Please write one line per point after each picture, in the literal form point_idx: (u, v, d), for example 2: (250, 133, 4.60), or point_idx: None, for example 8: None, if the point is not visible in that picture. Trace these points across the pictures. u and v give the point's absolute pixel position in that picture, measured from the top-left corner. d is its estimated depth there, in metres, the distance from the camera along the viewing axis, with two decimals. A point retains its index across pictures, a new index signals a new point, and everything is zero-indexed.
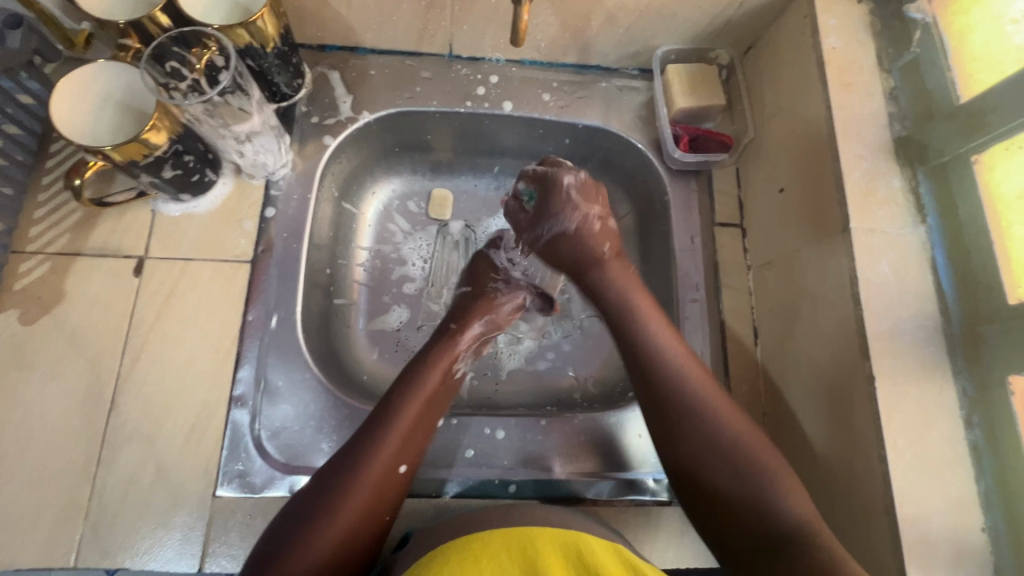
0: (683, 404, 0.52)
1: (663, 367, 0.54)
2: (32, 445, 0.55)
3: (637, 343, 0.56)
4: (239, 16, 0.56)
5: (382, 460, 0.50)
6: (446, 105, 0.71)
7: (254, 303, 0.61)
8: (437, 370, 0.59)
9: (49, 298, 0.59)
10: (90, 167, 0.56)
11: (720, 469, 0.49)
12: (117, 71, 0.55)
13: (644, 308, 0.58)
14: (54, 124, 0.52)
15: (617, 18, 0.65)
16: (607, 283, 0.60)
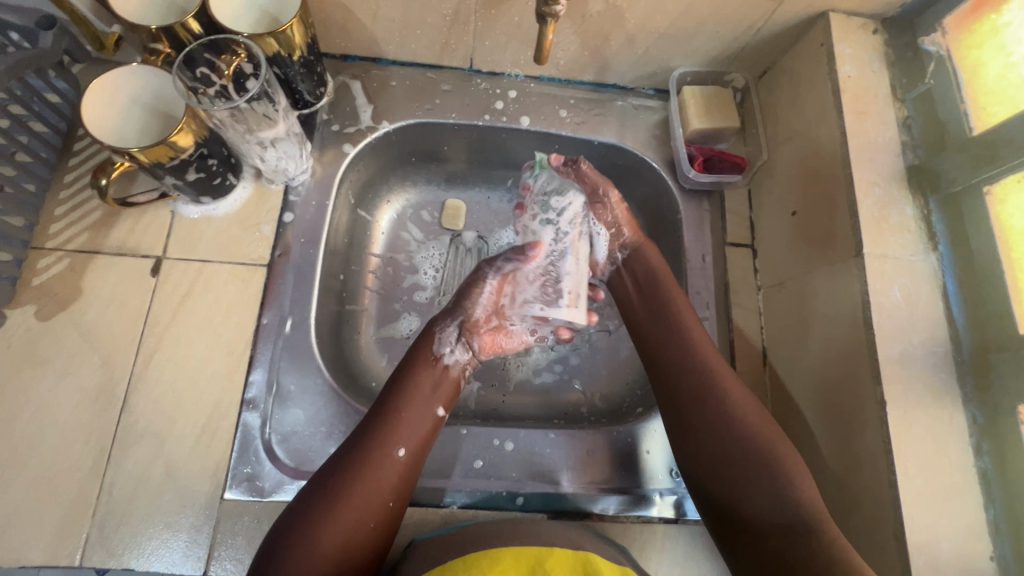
0: (702, 371, 0.56)
1: (687, 344, 0.58)
2: (43, 441, 0.55)
3: (672, 325, 0.60)
4: (267, 25, 0.58)
5: (379, 447, 0.51)
6: (464, 117, 0.72)
7: (269, 307, 0.62)
8: (431, 364, 0.59)
9: (66, 295, 0.59)
10: (116, 168, 0.56)
11: (737, 436, 0.52)
12: (150, 75, 0.55)
13: (677, 297, 0.62)
14: (84, 123, 0.53)
15: (637, 40, 0.67)
16: (651, 268, 0.65)
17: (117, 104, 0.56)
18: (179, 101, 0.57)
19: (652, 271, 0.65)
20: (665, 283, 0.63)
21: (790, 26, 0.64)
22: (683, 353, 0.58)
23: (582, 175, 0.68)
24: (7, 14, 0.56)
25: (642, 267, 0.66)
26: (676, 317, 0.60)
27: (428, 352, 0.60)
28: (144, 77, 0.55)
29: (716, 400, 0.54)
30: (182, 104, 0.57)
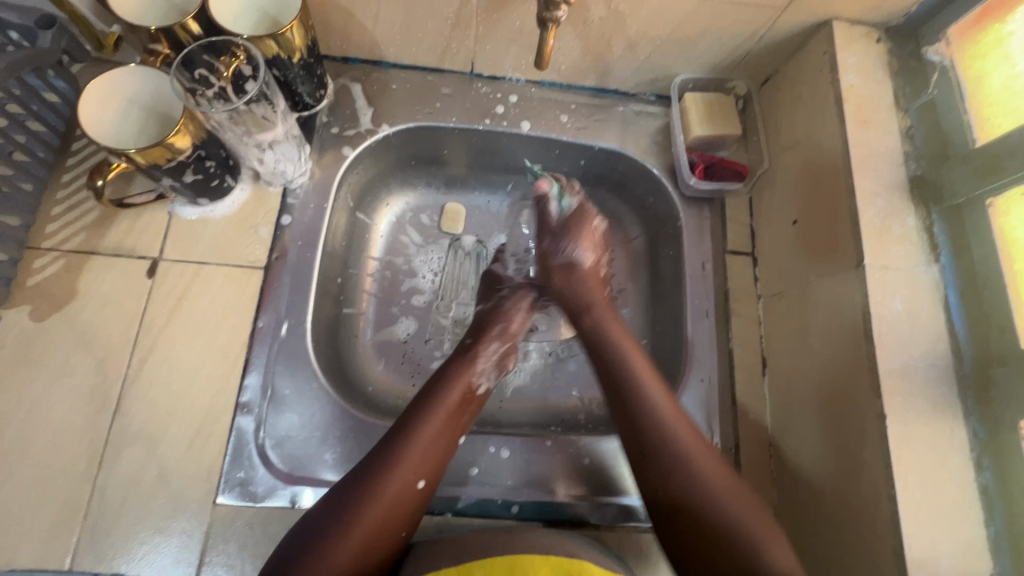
0: (669, 449, 0.52)
1: (656, 418, 0.54)
2: (35, 442, 0.54)
3: (632, 394, 0.56)
4: (268, 26, 0.58)
5: (402, 476, 0.50)
6: (464, 121, 0.72)
7: (265, 310, 0.61)
8: (456, 389, 0.58)
9: (62, 295, 0.59)
10: (113, 168, 0.55)
11: (711, 515, 0.48)
12: (146, 76, 0.55)
13: (641, 369, 0.58)
14: (81, 123, 0.53)
15: (638, 45, 0.66)
16: (602, 331, 0.62)
17: (113, 104, 0.55)
18: (177, 102, 0.56)
19: (602, 337, 0.62)
20: (624, 348, 0.60)
21: (793, 33, 0.64)
22: (648, 428, 0.53)
23: (546, 216, 0.70)
24: (7, 13, 0.56)
25: (595, 329, 0.62)
26: (637, 395, 0.55)
27: (458, 376, 0.59)
28: (138, 75, 0.55)
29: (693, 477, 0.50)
30: (180, 105, 0.57)
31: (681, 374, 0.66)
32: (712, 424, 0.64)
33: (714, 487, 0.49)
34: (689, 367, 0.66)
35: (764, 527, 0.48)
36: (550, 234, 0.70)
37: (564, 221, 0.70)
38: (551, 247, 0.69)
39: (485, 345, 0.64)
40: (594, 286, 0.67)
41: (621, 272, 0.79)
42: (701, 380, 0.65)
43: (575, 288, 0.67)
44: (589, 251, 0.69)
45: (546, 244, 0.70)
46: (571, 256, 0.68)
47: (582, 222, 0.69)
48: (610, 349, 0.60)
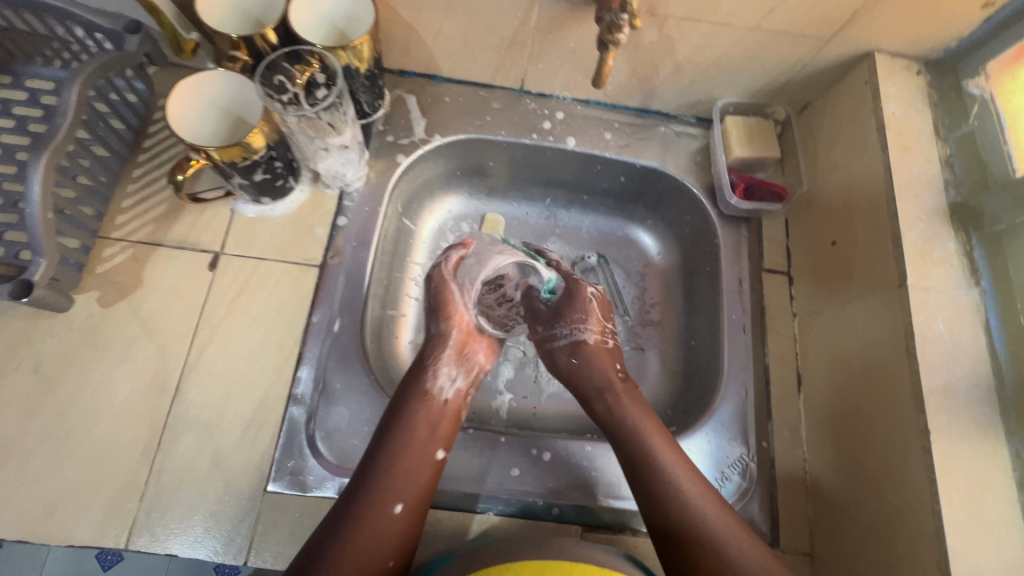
0: (694, 532, 0.53)
1: (682, 502, 0.55)
2: (98, 423, 0.57)
3: (648, 466, 0.57)
4: (335, 40, 0.62)
5: (375, 506, 0.52)
6: (513, 135, 0.75)
7: (320, 305, 0.64)
8: (419, 411, 0.58)
9: (128, 283, 0.62)
10: (193, 164, 0.57)
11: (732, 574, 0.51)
12: (228, 81, 0.59)
13: (660, 447, 0.58)
14: (168, 119, 0.56)
15: (685, 69, 0.69)
16: (618, 413, 0.61)
17: (207, 126, 0.60)
18: (254, 106, 0.60)
19: (619, 416, 0.61)
20: (643, 428, 0.59)
21: (834, 64, 0.66)
22: (666, 490, 0.55)
23: (537, 306, 0.71)
24: (98, 18, 0.60)
25: (608, 409, 0.62)
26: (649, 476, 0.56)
27: (423, 394, 0.59)
28: (210, 84, 0.58)
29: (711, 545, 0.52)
30: (254, 109, 0.60)
31: (715, 388, 0.68)
32: (748, 437, 0.65)
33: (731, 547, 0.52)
34: (724, 381, 0.67)
35: None
36: (544, 322, 0.69)
37: (558, 304, 0.69)
38: (548, 334, 0.68)
39: (439, 351, 0.62)
40: (608, 361, 0.65)
41: (655, 288, 0.82)
42: (736, 394, 0.66)
43: (587, 369, 0.65)
44: (594, 328, 0.67)
45: (542, 332, 0.69)
46: (573, 338, 0.66)
47: (575, 306, 0.67)
48: (631, 428, 0.59)
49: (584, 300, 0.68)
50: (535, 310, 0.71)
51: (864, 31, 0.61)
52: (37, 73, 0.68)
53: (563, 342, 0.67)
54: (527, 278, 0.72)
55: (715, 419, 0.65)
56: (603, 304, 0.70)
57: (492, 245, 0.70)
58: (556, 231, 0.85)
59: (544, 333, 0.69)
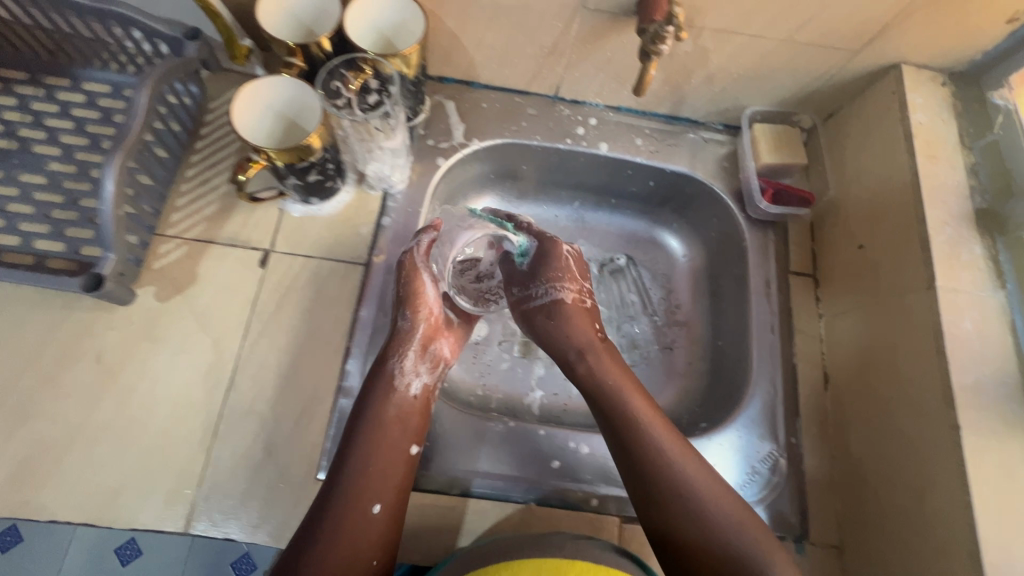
0: (669, 483, 0.55)
1: (659, 455, 0.56)
2: (157, 413, 0.59)
3: (623, 421, 0.59)
4: (381, 47, 0.66)
5: (350, 508, 0.52)
6: (547, 140, 0.77)
7: (365, 301, 0.66)
8: (387, 403, 0.58)
9: (183, 279, 0.64)
10: (254, 165, 0.59)
11: (708, 528, 0.53)
12: (292, 87, 0.61)
13: (637, 403, 0.60)
14: (233, 118, 0.59)
15: (716, 78, 0.72)
16: (596, 370, 0.63)
17: (263, 133, 0.62)
18: (312, 112, 0.62)
19: (597, 372, 0.63)
20: (619, 384, 0.61)
21: (861, 74, 0.69)
22: (646, 464, 0.56)
23: (513, 270, 0.71)
24: (159, 25, 0.63)
25: (587, 367, 0.63)
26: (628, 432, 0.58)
27: (393, 383, 0.59)
28: (265, 92, 0.61)
29: (692, 517, 0.53)
30: (313, 115, 0.62)
31: (744, 386, 0.70)
32: (778, 433, 0.67)
33: (713, 511, 0.54)
34: (753, 379, 0.69)
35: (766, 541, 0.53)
36: (519, 283, 0.70)
37: (532, 264, 0.70)
38: (525, 295, 0.69)
39: (404, 344, 0.61)
40: (584, 322, 0.67)
41: (682, 290, 0.85)
42: (765, 392, 0.69)
43: (565, 327, 0.66)
44: (569, 286, 0.68)
45: (519, 294, 0.70)
46: (549, 297, 0.67)
47: (549, 266, 0.68)
48: (608, 385, 0.61)
49: (561, 260, 0.69)
50: (509, 274, 0.72)
51: (893, 43, 0.63)
52: (97, 77, 0.71)
53: (541, 301, 0.68)
54: (499, 245, 0.74)
55: (745, 416, 0.67)
56: (577, 263, 0.72)
57: (461, 220, 0.75)
58: (585, 233, 0.87)
59: (520, 295, 0.70)
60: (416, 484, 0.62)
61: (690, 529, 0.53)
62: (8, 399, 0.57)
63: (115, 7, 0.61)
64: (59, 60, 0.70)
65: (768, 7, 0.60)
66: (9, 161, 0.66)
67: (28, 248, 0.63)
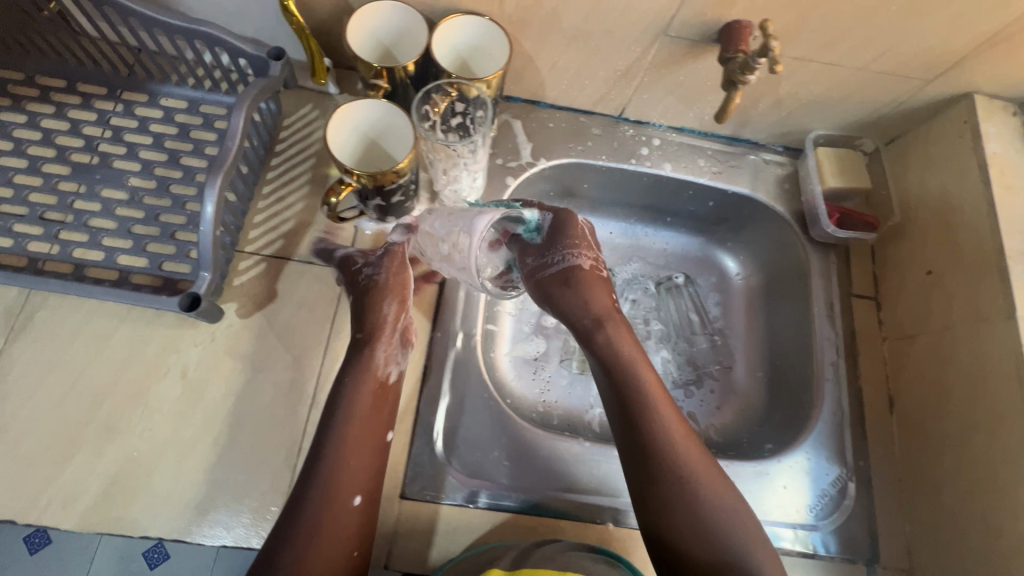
0: (671, 472, 0.55)
1: (665, 441, 0.57)
2: (243, 429, 0.60)
3: (634, 400, 0.59)
4: (459, 68, 0.67)
5: (327, 505, 0.51)
6: (613, 160, 0.78)
7: (441, 322, 0.68)
8: (361, 395, 0.57)
9: (263, 296, 0.65)
10: (344, 188, 0.60)
11: (702, 520, 0.53)
12: (379, 108, 0.63)
13: (651, 383, 0.60)
14: (328, 141, 0.61)
15: (785, 103, 0.73)
16: (612, 345, 0.62)
17: (353, 155, 0.65)
18: (396, 132, 0.64)
19: (613, 347, 0.62)
20: (633, 362, 0.61)
21: (931, 102, 0.70)
22: (649, 445, 0.56)
23: (524, 246, 0.67)
24: (245, 45, 0.64)
25: (602, 340, 0.62)
26: (642, 413, 0.58)
27: (364, 369, 0.58)
28: (351, 116, 0.63)
29: (687, 500, 0.54)
30: (396, 136, 0.64)
31: (811, 408, 0.71)
32: (846, 456, 0.68)
33: (706, 494, 0.54)
34: (820, 402, 0.70)
35: (756, 542, 0.54)
36: (534, 253, 0.66)
37: (547, 235, 0.66)
38: (540, 263, 0.65)
39: (376, 332, 0.60)
40: (603, 293, 0.65)
41: (736, 307, 0.85)
42: (832, 414, 0.69)
43: (583, 297, 0.64)
44: (587, 254, 0.66)
45: (533, 263, 0.66)
46: (567, 264, 0.64)
47: (564, 235, 0.65)
48: (621, 361, 0.61)
49: (578, 230, 0.67)
50: (520, 249, 0.67)
51: (968, 74, 0.64)
52: (174, 93, 0.72)
53: (557, 270, 0.64)
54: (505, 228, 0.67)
55: (813, 438, 0.68)
56: (593, 235, 0.70)
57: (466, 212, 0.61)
58: (639, 251, 0.88)
59: (535, 265, 0.66)
60: (494, 504, 0.61)
61: (683, 522, 0.53)
62: (99, 414, 0.59)
63: (202, 27, 0.63)
64: (140, 77, 0.72)
65: (851, 36, 0.60)
66: (91, 176, 0.67)
67: (112, 263, 0.63)
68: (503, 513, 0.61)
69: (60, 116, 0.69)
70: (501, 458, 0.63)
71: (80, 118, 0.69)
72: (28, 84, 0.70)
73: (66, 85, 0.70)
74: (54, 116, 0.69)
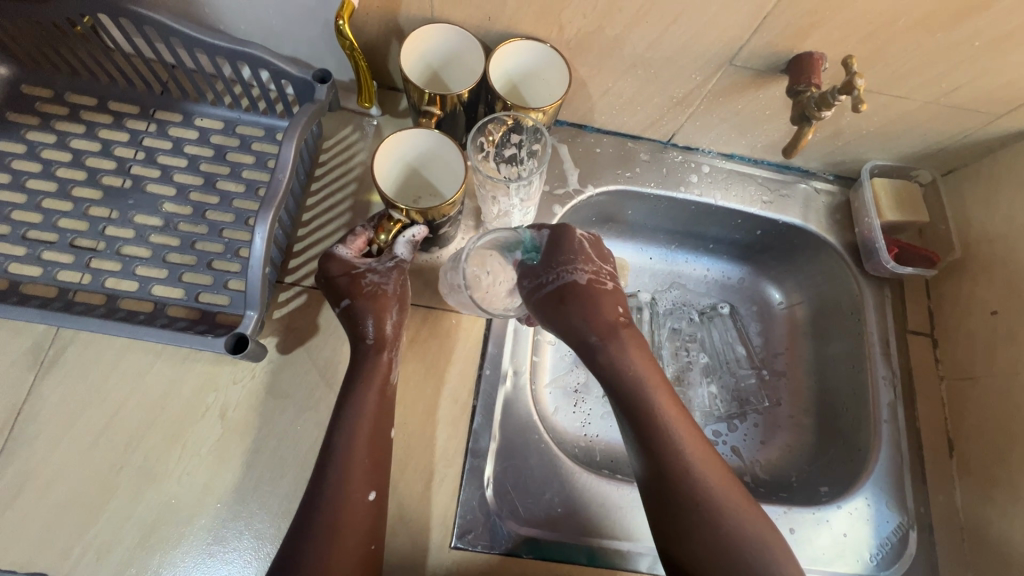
0: (690, 498, 0.51)
1: (681, 464, 0.52)
2: (285, 474, 0.56)
3: (646, 419, 0.54)
4: (510, 94, 0.65)
5: (343, 496, 0.50)
6: (662, 187, 0.76)
7: (489, 358, 0.65)
8: (370, 391, 0.55)
9: (304, 330, 0.62)
10: (393, 224, 0.59)
11: (726, 547, 0.50)
12: (428, 138, 0.60)
13: (661, 401, 0.55)
14: (376, 173, 0.59)
15: (843, 134, 0.70)
16: (620, 360, 0.56)
17: (400, 186, 0.63)
18: (444, 159, 0.62)
19: (620, 363, 0.56)
20: (644, 379, 0.55)
21: (995, 136, 0.68)
22: (665, 469, 0.52)
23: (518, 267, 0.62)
24: (291, 67, 0.62)
25: (607, 358, 0.56)
26: (655, 435, 0.53)
27: (369, 376, 0.55)
28: (389, 155, 0.60)
29: (705, 527, 0.50)
30: (444, 163, 0.62)
31: (868, 450, 0.68)
32: (906, 502, 0.65)
33: (730, 520, 0.51)
34: (877, 443, 0.68)
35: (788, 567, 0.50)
36: (529, 275, 0.60)
37: (543, 254, 0.59)
38: (535, 285, 0.59)
39: (385, 346, 0.57)
40: (608, 304, 0.58)
41: (780, 338, 0.82)
42: (891, 457, 0.67)
43: (582, 313, 0.56)
44: (584, 267, 0.58)
45: (529, 286, 0.60)
46: (561, 282, 0.57)
47: (561, 248, 0.58)
48: (630, 378, 0.55)
49: (574, 242, 0.59)
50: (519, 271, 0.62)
51: None
52: (209, 113, 0.69)
53: (550, 290, 0.57)
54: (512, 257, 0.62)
55: (871, 482, 0.66)
56: (598, 244, 0.62)
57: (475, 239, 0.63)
58: (679, 278, 0.85)
59: (530, 287, 0.60)
60: (546, 554, 0.58)
61: (706, 550, 0.50)
62: (134, 457, 0.55)
63: (246, 48, 0.60)
64: (174, 96, 0.69)
65: (924, 71, 0.58)
66: (123, 200, 0.63)
67: (146, 294, 0.60)
68: (556, 563, 0.58)
69: (91, 136, 0.66)
70: (553, 505, 0.60)
71: (112, 138, 0.66)
72: (58, 102, 0.67)
73: (98, 104, 0.67)
74: (85, 136, 0.66)
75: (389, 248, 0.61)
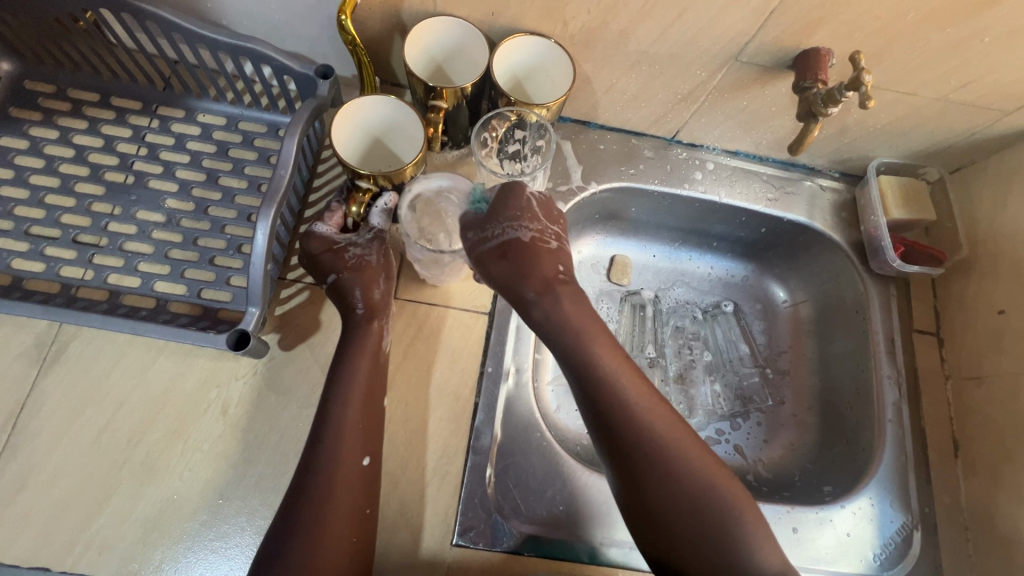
0: (638, 444, 0.51)
1: (626, 411, 0.53)
2: (287, 470, 0.56)
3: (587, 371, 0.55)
4: (512, 88, 0.64)
5: (337, 471, 0.50)
6: (666, 185, 0.75)
7: (491, 355, 0.65)
8: (362, 362, 0.56)
9: (306, 327, 0.62)
10: (364, 195, 0.60)
11: (677, 488, 0.50)
12: (377, 103, 0.60)
13: (602, 352, 0.56)
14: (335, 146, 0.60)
15: (849, 131, 0.70)
16: (560, 313, 0.57)
17: (364, 158, 0.63)
18: (397, 120, 0.61)
19: (562, 317, 0.57)
20: (585, 332, 0.56)
21: (1005, 133, 0.67)
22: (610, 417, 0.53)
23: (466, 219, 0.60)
24: (293, 62, 0.62)
25: (548, 312, 0.57)
26: (598, 386, 0.54)
27: (361, 342, 0.56)
28: (346, 128, 0.61)
29: (656, 471, 0.50)
30: (398, 126, 0.62)
31: (872, 449, 0.68)
32: (910, 501, 0.65)
33: (678, 462, 0.51)
34: (881, 443, 0.67)
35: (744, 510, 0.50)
36: (475, 227, 0.59)
37: (489, 207, 0.59)
38: (480, 237, 0.58)
39: (376, 311, 0.58)
40: (547, 262, 0.59)
41: (784, 336, 0.82)
42: (896, 458, 0.66)
43: (524, 267, 0.58)
44: (530, 225, 0.58)
45: (474, 238, 0.58)
46: (507, 238, 0.58)
47: (508, 203, 0.58)
48: (571, 331, 0.56)
49: (522, 198, 0.59)
50: (463, 223, 0.60)
51: None
52: (211, 109, 0.69)
53: (495, 245, 0.58)
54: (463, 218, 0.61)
55: (876, 481, 0.65)
56: (548, 204, 0.62)
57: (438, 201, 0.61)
58: (683, 276, 0.85)
59: (474, 239, 0.59)
60: (546, 551, 0.58)
61: (658, 492, 0.50)
62: (137, 453, 0.56)
63: (248, 43, 0.60)
64: (176, 92, 0.68)
65: (933, 67, 0.58)
66: (126, 196, 0.63)
67: (148, 290, 0.60)
68: (557, 561, 0.58)
69: (93, 132, 0.66)
70: (553, 502, 0.60)
71: (115, 134, 0.66)
72: (60, 98, 0.67)
73: (100, 100, 0.67)
74: (88, 132, 0.65)
75: (366, 221, 0.62)
